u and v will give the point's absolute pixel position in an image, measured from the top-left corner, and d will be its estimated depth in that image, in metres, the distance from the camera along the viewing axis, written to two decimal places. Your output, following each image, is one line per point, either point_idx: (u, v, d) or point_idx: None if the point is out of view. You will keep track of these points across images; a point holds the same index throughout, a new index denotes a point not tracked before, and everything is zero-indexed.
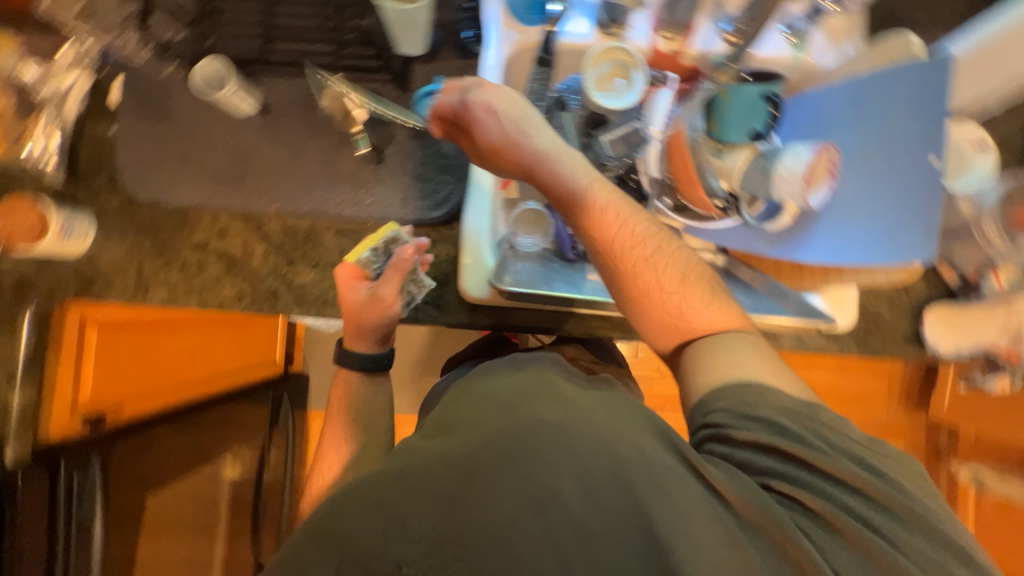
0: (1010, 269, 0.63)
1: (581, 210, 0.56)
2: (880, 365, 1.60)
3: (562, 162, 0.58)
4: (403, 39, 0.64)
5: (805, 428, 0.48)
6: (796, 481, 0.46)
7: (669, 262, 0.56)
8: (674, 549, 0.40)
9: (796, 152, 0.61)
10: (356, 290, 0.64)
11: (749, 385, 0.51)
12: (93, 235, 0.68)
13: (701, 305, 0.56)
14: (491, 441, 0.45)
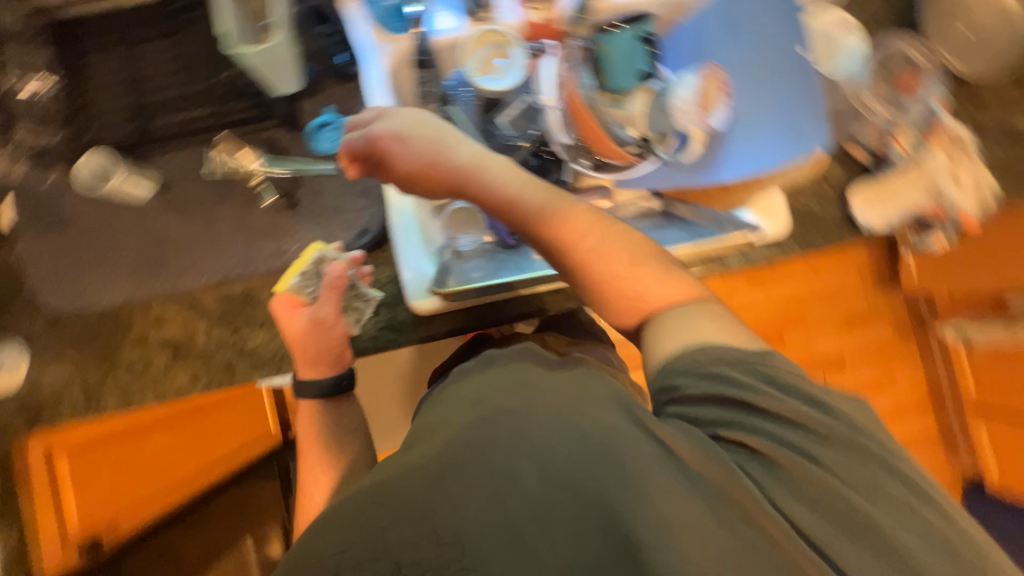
0: (905, 132, 0.68)
1: (515, 219, 0.52)
2: (847, 256, 1.66)
3: (483, 171, 0.54)
4: (276, 77, 0.65)
5: (765, 380, 0.46)
6: (745, 428, 0.45)
7: (612, 245, 0.52)
8: (621, 512, 0.41)
9: (685, 82, 0.66)
10: (296, 317, 0.63)
11: (705, 350, 0.47)
12: (27, 363, 0.65)
13: (656, 283, 0.51)
14: (455, 440, 0.45)
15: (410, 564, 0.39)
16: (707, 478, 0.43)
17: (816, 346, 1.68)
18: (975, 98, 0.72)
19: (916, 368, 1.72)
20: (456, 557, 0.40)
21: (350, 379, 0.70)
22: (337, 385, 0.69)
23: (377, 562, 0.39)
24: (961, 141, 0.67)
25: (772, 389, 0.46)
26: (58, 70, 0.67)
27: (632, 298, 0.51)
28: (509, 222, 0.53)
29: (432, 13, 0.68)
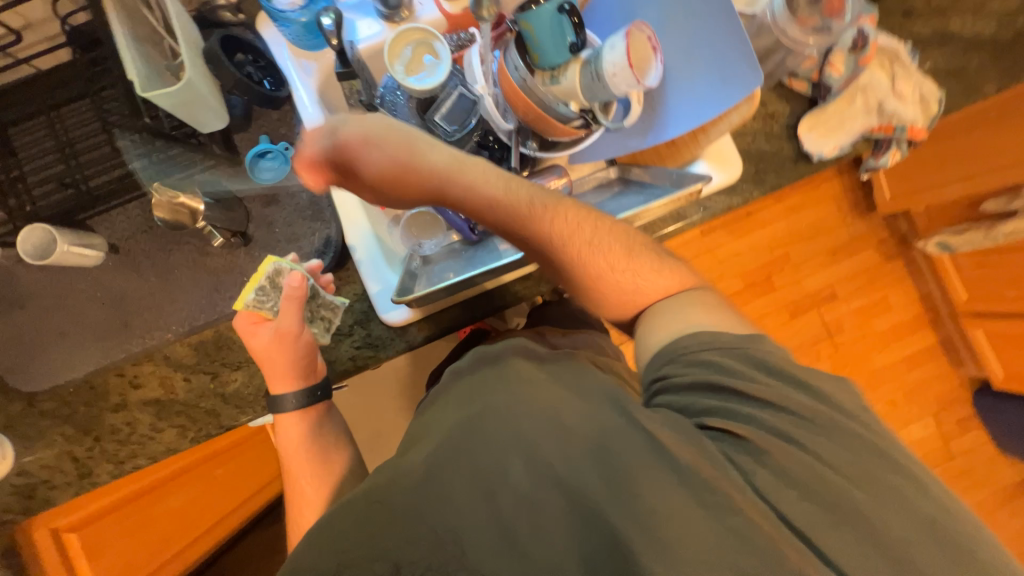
0: (841, 55, 0.65)
1: (509, 218, 0.55)
2: (820, 189, 1.66)
3: (469, 175, 0.55)
4: (199, 118, 0.61)
5: (749, 366, 0.51)
6: (730, 414, 0.49)
7: (608, 240, 0.58)
8: (610, 506, 0.43)
9: (610, 45, 0.63)
10: (261, 333, 0.61)
11: (695, 337, 0.53)
12: (9, 448, 0.63)
13: (653, 276, 0.59)
14: (446, 441, 0.46)
15: (409, 564, 0.38)
16: (682, 442, 0.46)
17: (806, 283, 1.68)
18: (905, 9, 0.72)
19: (906, 287, 1.73)
20: (456, 554, 0.39)
21: (324, 389, 0.64)
22: (311, 396, 0.62)
23: (376, 564, 0.38)
24: (894, 55, 0.68)
25: (757, 374, 0.50)
26: None
27: (633, 290, 0.59)
28: (502, 224, 0.56)
29: (353, 21, 0.68)
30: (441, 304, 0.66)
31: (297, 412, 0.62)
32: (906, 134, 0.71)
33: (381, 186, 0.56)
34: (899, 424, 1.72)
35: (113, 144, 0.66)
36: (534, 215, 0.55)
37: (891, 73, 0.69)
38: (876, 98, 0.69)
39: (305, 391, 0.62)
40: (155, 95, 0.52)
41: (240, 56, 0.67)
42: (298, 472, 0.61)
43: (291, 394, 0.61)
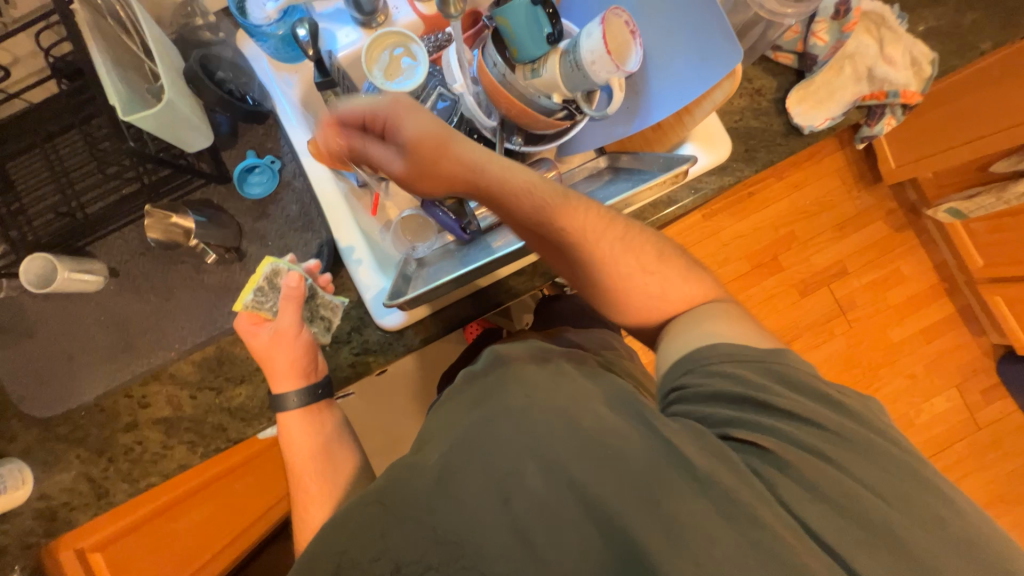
0: (824, 24, 0.65)
1: (535, 216, 0.56)
2: (824, 164, 1.63)
3: (497, 167, 0.57)
4: (185, 136, 0.61)
5: (770, 378, 0.51)
6: (755, 426, 0.48)
7: (636, 244, 0.60)
8: (625, 515, 0.42)
9: (587, 32, 0.62)
10: (262, 334, 0.61)
11: (715, 346, 0.53)
12: (30, 473, 0.66)
13: (678, 282, 0.61)
14: (457, 444, 0.46)
15: (410, 562, 0.39)
16: (706, 455, 0.46)
17: (814, 260, 1.65)
18: None
19: (919, 257, 1.69)
20: (455, 554, 0.39)
21: (326, 387, 0.64)
22: (313, 395, 0.62)
23: (378, 562, 0.39)
24: (880, 19, 0.66)
25: (779, 387, 0.50)
26: None
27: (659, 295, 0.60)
28: (526, 217, 0.57)
29: (330, 31, 0.69)
30: (438, 301, 0.67)
31: (299, 411, 0.62)
32: (899, 100, 0.68)
33: (405, 177, 0.58)
34: (921, 398, 1.67)
35: (108, 169, 0.67)
36: (558, 209, 0.56)
37: (878, 38, 0.67)
38: (865, 64, 0.67)
39: (307, 390, 0.62)
40: (136, 119, 0.53)
41: (222, 74, 0.65)
42: (303, 469, 0.61)
43: (294, 393, 0.61)
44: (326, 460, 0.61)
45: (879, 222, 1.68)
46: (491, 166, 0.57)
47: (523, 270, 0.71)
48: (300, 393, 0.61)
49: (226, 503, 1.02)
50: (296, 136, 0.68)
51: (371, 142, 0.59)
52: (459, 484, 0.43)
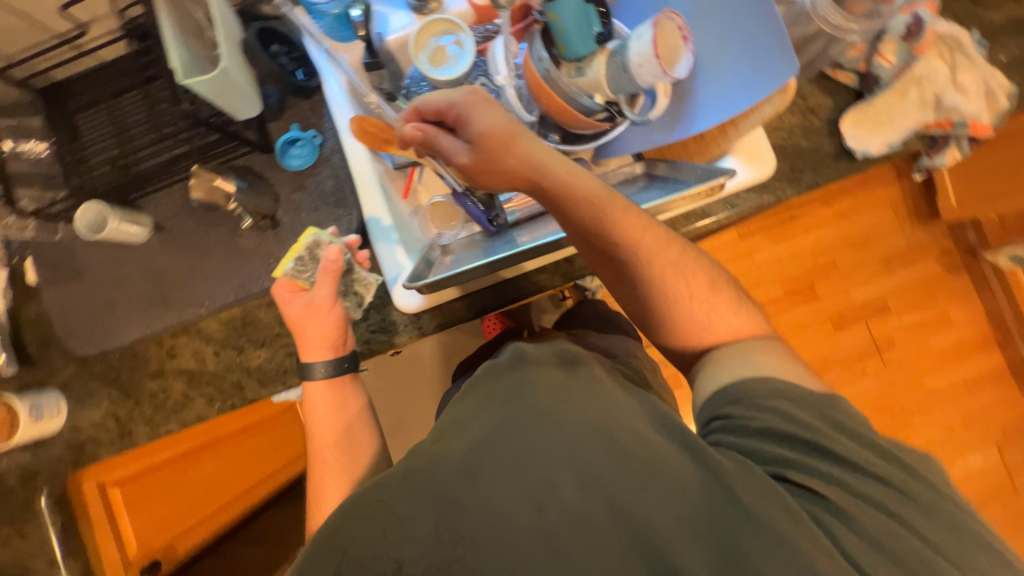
0: (892, 45, 0.62)
1: (600, 224, 0.56)
2: (877, 193, 1.55)
3: (566, 169, 0.56)
4: (234, 103, 0.63)
5: (819, 419, 0.50)
6: (806, 470, 0.48)
7: (686, 271, 0.59)
8: (658, 534, 0.42)
9: (638, 34, 0.61)
10: (297, 303, 0.63)
11: (765, 381, 0.53)
12: (65, 406, 0.71)
13: (727, 315, 0.60)
14: (484, 441, 0.46)
15: (411, 561, 0.39)
16: (755, 488, 0.45)
17: (854, 294, 1.57)
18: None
19: (970, 303, 1.58)
20: (456, 554, 0.40)
21: (352, 362, 0.65)
22: (339, 367, 0.64)
23: (378, 561, 0.39)
24: (956, 43, 0.62)
25: (830, 432, 0.50)
26: (51, 134, 0.70)
27: (687, 321, 0.60)
28: (593, 224, 0.55)
29: (383, 14, 0.70)
30: (457, 287, 0.67)
31: (324, 382, 0.64)
32: (967, 131, 0.64)
33: (470, 171, 0.58)
34: (956, 452, 1.56)
35: (165, 129, 0.71)
36: (615, 222, 0.56)
37: (951, 64, 0.63)
38: (932, 90, 0.63)
39: (333, 361, 0.64)
40: (194, 84, 0.55)
41: (276, 47, 0.69)
42: (320, 438, 0.63)
43: (319, 364, 0.63)
44: (342, 433, 0.63)
45: (932, 261, 1.57)
46: (558, 168, 0.56)
47: (543, 268, 0.71)
48: (325, 365, 0.63)
49: (238, 459, 1.07)
50: (338, 113, 0.69)
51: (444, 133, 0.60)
52: (468, 479, 0.43)
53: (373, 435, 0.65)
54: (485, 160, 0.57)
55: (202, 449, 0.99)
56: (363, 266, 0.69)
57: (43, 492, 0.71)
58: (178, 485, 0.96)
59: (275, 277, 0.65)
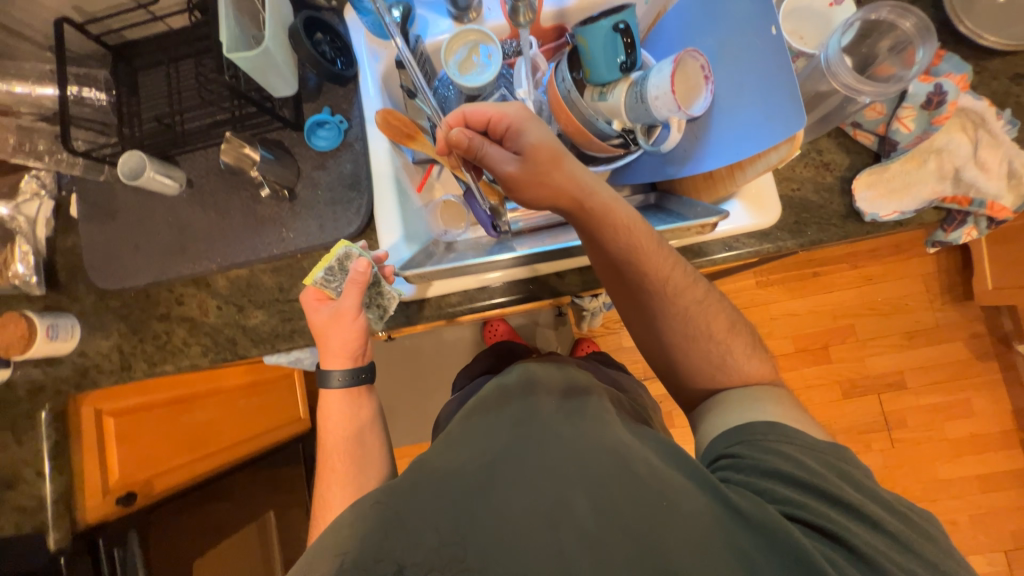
0: (911, 112, 0.62)
1: (634, 253, 0.59)
2: (909, 264, 1.49)
3: (607, 195, 0.59)
4: (274, 80, 0.69)
5: (836, 473, 0.50)
6: (822, 515, 0.46)
7: (710, 311, 0.63)
8: (665, 554, 0.44)
9: (658, 69, 0.63)
10: (322, 312, 0.66)
11: (775, 424, 0.54)
12: (78, 332, 0.77)
13: (743, 356, 0.63)
14: (492, 461, 0.52)
15: (411, 566, 0.43)
16: (765, 519, 0.46)
17: (869, 362, 1.51)
18: (1005, 76, 0.65)
19: (995, 395, 1.49)
20: (457, 557, 0.44)
21: (369, 373, 0.69)
22: (357, 377, 0.67)
23: (379, 563, 0.43)
24: (980, 119, 0.61)
25: (839, 480, 0.49)
26: (111, 85, 0.77)
27: (696, 356, 0.64)
28: (627, 251, 0.59)
29: (425, 18, 0.75)
30: (449, 282, 0.72)
31: (341, 390, 0.67)
32: (984, 211, 0.62)
33: (515, 182, 0.58)
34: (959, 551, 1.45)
35: (208, 94, 0.76)
36: (649, 255, 0.59)
37: (974, 138, 0.61)
38: (952, 163, 0.61)
39: (352, 371, 0.67)
40: (236, 58, 0.61)
41: (319, 35, 0.73)
42: (332, 447, 0.66)
43: (338, 372, 0.66)
44: (353, 443, 0.66)
45: (960, 343, 1.49)
46: (602, 194, 0.59)
47: (536, 278, 0.74)
48: (343, 373, 0.66)
49: (224, 415, 1.12)
50: (366, 105, 0.74)
51: (489, 141, 0.58)
52: (480, 496, 0.49)
53: (382, 447, 0.68)
54: (528, 178, 0.57)
55: (192, 399, 1.04)
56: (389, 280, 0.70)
57: (44, 408, 0.78)
58: (179, 425, 1.01)
59: (306, 284, 0.67)
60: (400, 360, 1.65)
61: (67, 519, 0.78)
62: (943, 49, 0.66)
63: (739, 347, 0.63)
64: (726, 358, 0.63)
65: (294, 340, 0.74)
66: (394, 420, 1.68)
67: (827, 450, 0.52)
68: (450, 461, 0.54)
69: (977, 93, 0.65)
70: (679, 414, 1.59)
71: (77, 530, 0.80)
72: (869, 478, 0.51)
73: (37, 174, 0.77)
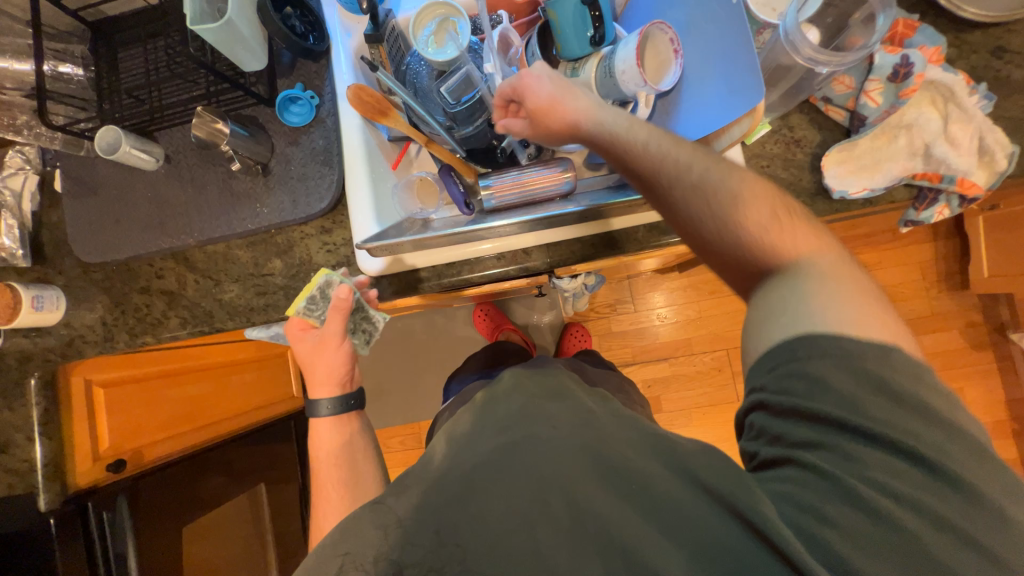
0: (880, 85, 0.62)
1: (635, 156, 0.56)
2: (906, 251, 1.46)
3: (598, 115, 0.59)
4: (243, 55, 0.71)
5: (869, 389, 0.46)
6: (836, 451, 0.46)
7: (745, 198, 0.54)
8: (637, 545, 0.45)
9: (626, 42, 0.62)
10: (309, 340, 0.71)
11: (801, 338, 0.49)
12: (64, 303, 0.79)
13: (792, 241, 0.53)
14: (484, 461, 0.52)
15: (411, 565, 0.46)
16: (741, 488, 0.47)
17: None
18: (978, 53, 0.64)
19: (989, 384, 1.47)
20: (457, 557, 0.47)
21: (357, 399, 0.74)
22: (345, 405, 0.73)
23: (379, 563, 0.47)
24: (950, 93, 0.62)
25: (869, 394, 0.46)
26: (90, 62, 0.78)
27: (733, 247, 0.55)
28: (630, 157, 0.57)
29: None
30: (422, 250, 0.72)
31: (330, 418, 0.73)
32: (955, 187, 0.62)
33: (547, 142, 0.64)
34: None
35: (182, 70, 0.77)
36: (651, 155, 0.56)
37: (945, 114, 0.63)
38: (923, 138, 0.62)
39: (340, 399, 0.73)
40: (200, 31, 0.62)
41: (289, 10, 0.73)
42: (327, 474, 0.72)
43: (327, 401, 0.72)
44: (345, 467, 0.72)
45: (955, 332, 1.47)
46: (593, 119, 0.59)
47: (504, 256, 0.74)
48: (331, 403, 0.72)
49: (214, 392, 1.15)
50: (339, 80, 0.75)
51: (512, 114, 0.65)
52: (463, 497, 0.49)
53: (376, 470, 0.73)
54: (543, 131, 0.63)
55: (185, 372, 1.09)
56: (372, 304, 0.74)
57: (33, 376, 0.80)
58: (162, 402, 1.02)
59: (289, 314, 0.72)
60: (390, 342, 1.67)
61: (59, 482, 0.81)
62: (923, 21, 0.66)
63: (773, 221, 0.54)
64: (761, 233, 0.54)
65: (268, 314, 0.77)
66: (385, 400, 1.70)
67: (862, 350, 0.47)
68: (439, 466, 0.54)
69: (954, 67, 0.64)
70: (665, 399, 1.60)
71: (69, 493, 0.82)
72: (885, 403, 0.46)
73: (22, 149, 0.79)
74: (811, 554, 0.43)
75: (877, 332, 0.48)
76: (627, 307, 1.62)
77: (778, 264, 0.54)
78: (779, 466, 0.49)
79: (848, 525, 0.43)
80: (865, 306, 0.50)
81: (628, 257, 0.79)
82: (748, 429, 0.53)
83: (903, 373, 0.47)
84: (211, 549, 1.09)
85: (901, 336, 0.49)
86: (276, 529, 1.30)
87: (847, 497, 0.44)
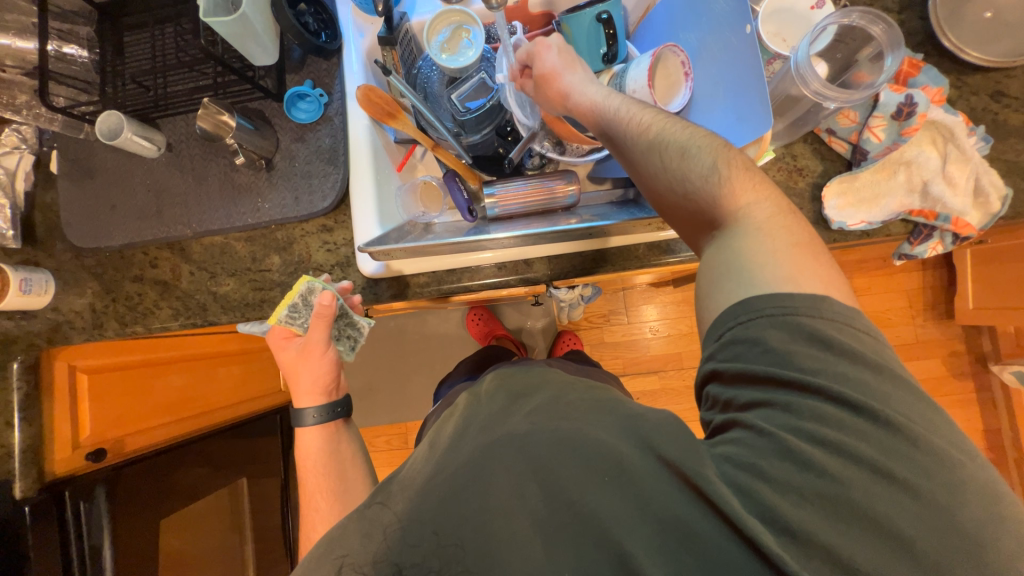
0: (882, 122, 0.64)
1: (608, 120, 0.61)
2: (896, 277, 1.49)
3: (583, 85, 0.63)
4: (252, 49, 0.70)
5: (818, 346, 0.48)
6: (795, 413, 0.47)
7: (702, 160, 0.55)
8: (631, 551, 0.45)
9: (638, 62, 0.65)
10: (292, 348, 0.72)
11: (744, 304, 0.51)
12: (53, 287, 0.77)
13: (743, 202, 0.54)
14: (473, 459, 0.52)
15: (410, 565, 0.47)
16: (725, 488, 0.45)
17: None
18: (976, 97, 0.66)
19: (969, 413, 1.50)
20: (456, 558, 0.47)
21: (343, 407, 0.75)
22: (331, 413, 0.74)
23: (379, 564, 0.48)
24: (949, 133, 0.64)
25: (804, 347, 0.48)
26: (94, 45, 0.77)
27: (682, 196, 0.57)
28: (603, 121, 0.61)
29: None
30: (419, 260, 0.71)
31: (317, 427, 0.73)
32: (949, 225, 0.66)
33: (548, 111, 0.70)
34: None
35: (187, 59, 0.76)
36: (619, 123, 0.60)
37: (944, 153, 0.65)
38: (921, 176, 0.65)
39: (326, 407, 0.73)
40: (213, 22, 0.62)
41: (302, 6, 0.73)
42: (315, 487, 0.71)
43: (312, 409, 0.72)
44: (335, 477, 0.71)
45: (939, 359, 1.50)
46: (579, 88, 0.63)
47: (504, 264, 0.74)
48: (317, 411, 0.72)
49: (199, 382, 1.13)
50: (349, 79, 0.75)
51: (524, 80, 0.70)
52: (455, 503, 0.49)
53: (366, 473, 0.74)
54: (542, 99, 0.68)
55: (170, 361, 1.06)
56: (357, 310, 0.74)
57: (16, 359, 0.76)
58: (153, 391, 1.01)
59: (272, 322, 0.71)
60: (382, 340, 1.66)
61: (37, 469, 0.78)
62: (926, 60, 0.68)
63: (720, 170, 0.55)
64: (708, 182, 0.55)
65: (264, 310, 0.76)
66: (372, 398, 1.69)
67: (805, 310, 0.49)
68: (425, 474, 0.54)
69: (954, 107, 0.66)
70: None
71: (45, 481, 0.79)
72: (874, 403, 0.46)
73: (17, 128, 0.77)
74: (751, 513, 0.45)
75: (811, 284, 0.50)
76: (620, 319, 1.63)
77: (732, 226, 0.54)
78: (728, 430, 0.51)
79: (786, 479, 0.45)
80: (800, 258, 0.52)
81: (627, 273, 0.80)
82: (706, 400, 0.55)
83: (836, 323, 0.49)
84: (181, 544, 1.04)
85: (836, 286, 0.51)
86: (254, 524, 1.27)
87: (783, 453, 0.46)
